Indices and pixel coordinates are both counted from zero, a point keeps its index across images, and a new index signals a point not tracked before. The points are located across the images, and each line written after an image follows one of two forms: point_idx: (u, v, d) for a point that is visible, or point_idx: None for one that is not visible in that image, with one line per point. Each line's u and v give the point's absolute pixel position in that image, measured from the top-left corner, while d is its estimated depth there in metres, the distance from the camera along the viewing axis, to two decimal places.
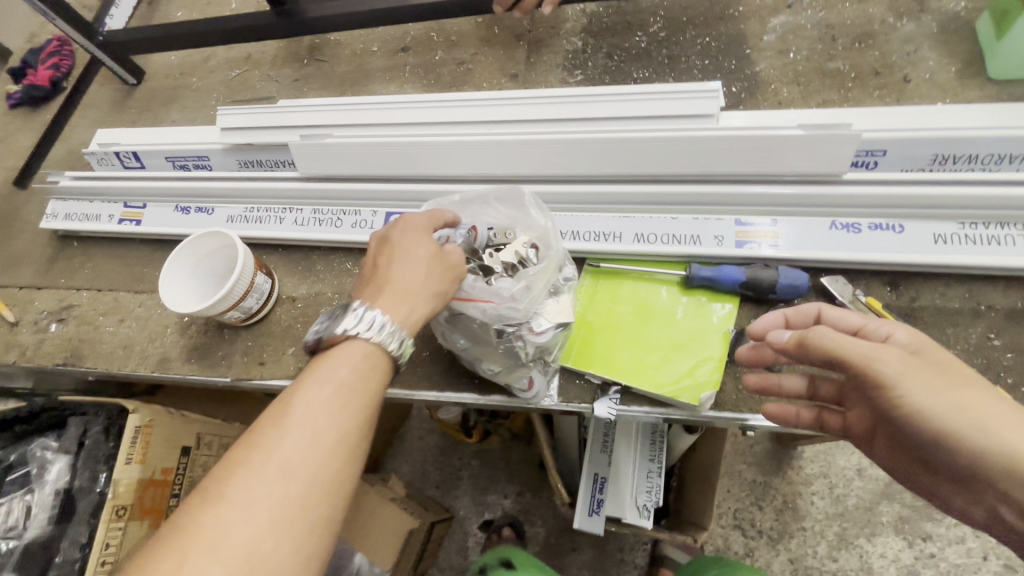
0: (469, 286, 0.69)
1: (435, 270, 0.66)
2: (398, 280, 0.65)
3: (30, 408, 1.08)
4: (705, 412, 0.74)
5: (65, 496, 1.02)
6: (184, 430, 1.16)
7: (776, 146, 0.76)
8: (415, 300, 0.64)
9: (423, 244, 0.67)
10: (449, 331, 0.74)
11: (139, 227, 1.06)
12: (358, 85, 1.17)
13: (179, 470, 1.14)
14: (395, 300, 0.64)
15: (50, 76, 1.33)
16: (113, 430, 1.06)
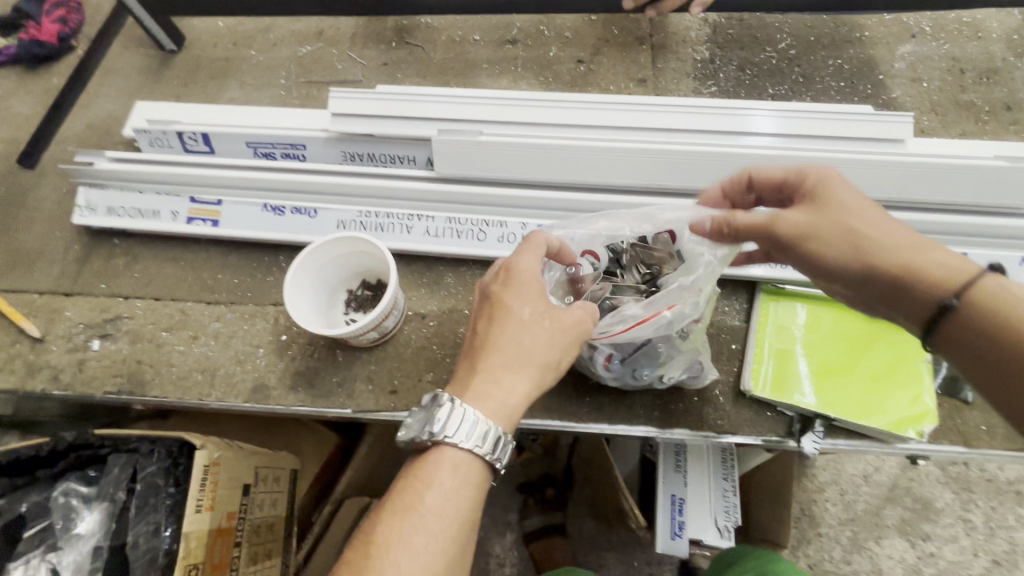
0: (634, 308, 0.61)
1: (555, 338, 0.58)
2: (525, 349, 0.57)
3: (55, 445, 0.86)
4: (909, 445, 0.73)
5: (116, 553, 0.82)
6: (246, 466, 0.98)
7: (972, 177, 0.76)
8: (546, 373, 0.58)
9: (548, 302, 0.60)
10: (632, 362, 0.69)
11: (217, 228, 0.87)
12: (462, 76, 1.05)
13: (240, 513, 0.96)
14: (525, 375, 0.57)
15: (58, 32, 1.08)
16: (174, 470, 0.87)
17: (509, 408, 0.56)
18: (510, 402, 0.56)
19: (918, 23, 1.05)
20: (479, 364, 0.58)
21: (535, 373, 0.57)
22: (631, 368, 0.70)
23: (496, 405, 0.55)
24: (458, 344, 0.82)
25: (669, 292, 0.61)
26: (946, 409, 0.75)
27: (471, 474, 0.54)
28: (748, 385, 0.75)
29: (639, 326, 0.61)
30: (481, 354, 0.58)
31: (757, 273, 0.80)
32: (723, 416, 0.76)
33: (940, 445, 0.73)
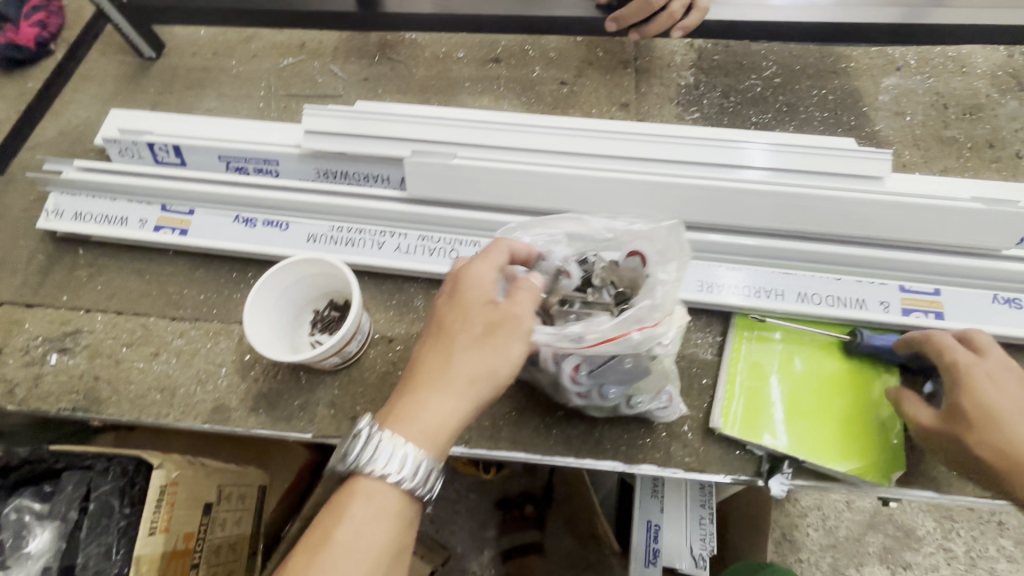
0: (602, 325, 0.57)
1: (489, 341, 0.54)
2: (450, 365, 0.53)
3: (7, 460, 0.84)
4: (880, 488, 0.71)
5: (66, 574, 0.79)
6: (207, 483, 0.96)
7: (947, 218, 0.75)
8: (476, 388, 0.53)
9: (479, 311, 0.55)
10: (596, 387, 0.63)
11: (184, 237, 0.85)
12: (444, 94, 1.04)
13: (199, 533, 0.94)
14: (445, 393, 0.52)
15: (35, 36, 1.06)
16: (131, 491, 0.85)
17: (427, 431, 0.52)
18: (428, 423, 0.52)
19: (904, 56, 1.05)
20: (409, 382, 0.55)
21: (460, 389, 0.53)
22: (599, 383, 0.63)
23: (413, 429, 0.52)
24: None
25: (638, 311, 0.58)
26: (917, 451, 0.74)
27: (399, 508, 0.52)
28: (718, 425, 0.73)
29: (607, 345, 0.57)
30: (414, 371, 0.55)
31: (732, 302, 0.78)
32: (691, 452, 0.74)
33: (910, 488, 0.72)
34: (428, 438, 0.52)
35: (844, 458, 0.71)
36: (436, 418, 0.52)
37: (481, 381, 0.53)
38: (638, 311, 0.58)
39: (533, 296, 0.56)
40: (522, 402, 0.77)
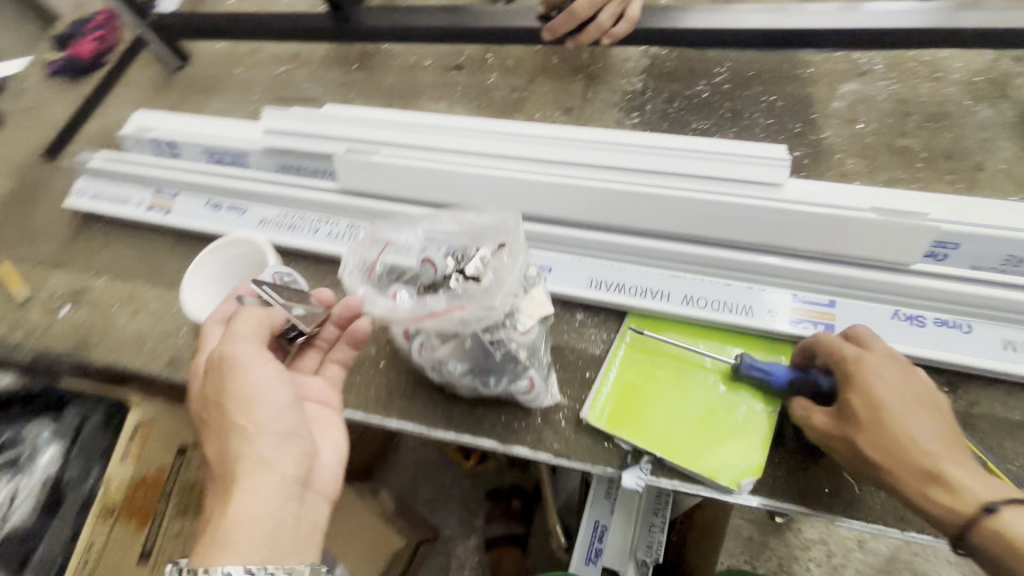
0: (430, 301, 0.64)
1: (224, 448, 0.62)
2: (226, 453, 0.61)
3: (30, 390, 1.04)
4: (740, 496, 0.70)
5: (54, 487, 0.98)
6: (190, 427, 1.06)
7: (843, 228, 0.73)
8: (250, 446, 0.60)
9: (215, 384, 0.64)
10: (441, 362, 0.72)
11: (166, 216, 1.02)
12: (407, 99, 1.14)
13: (176, 468, 1.03)
14: (235, 483, 0.59)
15: (94, 49, 1.31)
16: (111, 424, 1.01)
17: (247, 518, 0.58)
18: (244, 514, 0.58)
19: (870, 61, 0.99)
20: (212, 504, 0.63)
21: (244, 463, 0.60)
22: (441, 360, 0.72)
23: (235, 531, 0.57)
24: None
25: (465, 293, 0.64)
26: (791, 464, 0.72)
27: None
28: (588, 416, 0.76)
29: (431, 319, 0.63)
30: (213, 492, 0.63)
31: (618, 301, 0.81)
32: (562, 439, 0.77)
33: (776, 500, 0.71)
34: (251, 517, 0.58)
35: (709, 461, 0.71)
36: (246, 504, 0.58)
37: (250, 436, 0.61)
38: (467, 291, 0.64)
39: (261, 316, 0.67)
40: (417, 379, 0.85)
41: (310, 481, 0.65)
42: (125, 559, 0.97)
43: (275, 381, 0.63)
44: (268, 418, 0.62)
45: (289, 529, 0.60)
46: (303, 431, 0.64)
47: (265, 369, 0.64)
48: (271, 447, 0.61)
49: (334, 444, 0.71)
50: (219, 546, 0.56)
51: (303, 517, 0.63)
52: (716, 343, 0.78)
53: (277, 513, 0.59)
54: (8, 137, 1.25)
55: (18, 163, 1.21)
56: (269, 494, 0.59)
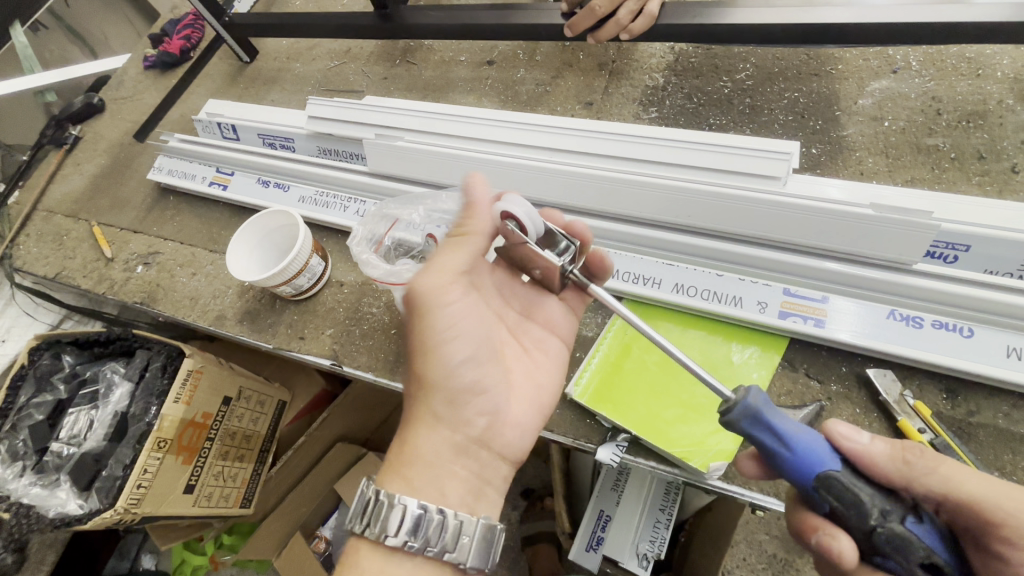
0: (425, 269, 0.74)
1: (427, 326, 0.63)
2: (413, 392, 0.64)
3: (107, 332, 1.06)
4: (712, 480, 0.72)
5: (120, 421, 0.99)
6: (230, 379, 1.13)
7: (839, 224, 0.72)
8: (435, 387, 0.62)
9: (409, 319, 0.66)
10: None
11: (224, 191, 1.17)
12: (440, 91, 1.22)
13: (218, 416, 1.11)
14: (415, 422, 0.62)
15: (182, 46, 1.49)
16: (170, 368, 1.04)
17: (422, 456, 0.60)
18: (419, 454, 0.60)
19: (905, 57, 0.96)
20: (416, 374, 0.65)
21: (423, 410, 0.62)
22: None
23: (411, 468, 0.59)
24: (360, 310, 0.99)
25: None
26: None
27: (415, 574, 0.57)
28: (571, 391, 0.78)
29: None
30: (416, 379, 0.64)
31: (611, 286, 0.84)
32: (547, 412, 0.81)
33: (748, 490, 0.74)
34: (428, 459, 0.60)
35: (682, 446, 0.73)
36: (422, 442, 0.61)
37: (425, 383, 0.63)
38: None
39: (449, 247, 0.65)
40: None
41: (492, 438, 0.63)
42: (171, 489, 1.02)
43: (456, 328, 0.63)
44: (448, 370, 0.62)
45: (461, 494, 0.60)
46: (482, 387, 0.63)
47: (446, 311, 0.63)
48: (446, 400, 0.62)
49: (536, 400, 0.68)
50: (403, 474, 0.59)
51: (480, 475, 0.62)
52: (704, 333, 0.79)
53: (449, 462, 0.60)
54: (108, 121, 1.46)
55: (115, 143, 1.41)
56: (443, 444, 0.60)
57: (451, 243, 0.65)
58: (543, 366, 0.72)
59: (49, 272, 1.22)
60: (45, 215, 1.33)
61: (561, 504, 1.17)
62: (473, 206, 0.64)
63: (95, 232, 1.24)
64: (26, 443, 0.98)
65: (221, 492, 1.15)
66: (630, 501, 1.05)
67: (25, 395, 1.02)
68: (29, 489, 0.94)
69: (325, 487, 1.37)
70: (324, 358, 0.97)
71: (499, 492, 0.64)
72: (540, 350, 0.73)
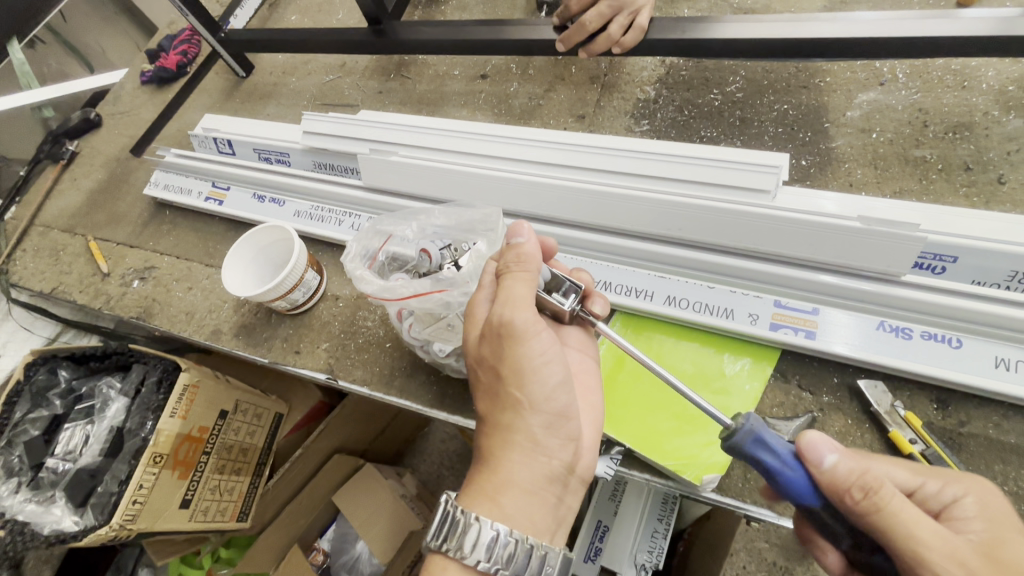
0: (417, 284, 0.74)
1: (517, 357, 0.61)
2: (502, 417, 0.62)
3: (103, 348, 1.06)
4: (706, 492, 0.73)
5: (116, 436, 0.99)
6: (226, 393, 1.13)
7: (827, 236, 0.73)
8: (535, 417, 0.60)
9: (491, 347, 0.63)
10: (427, 343, 0.82)
11: (220, 206, 1.18)
12: (434, 105, 1.23)
13: (214, 430, 1.11)
14: (509, 446, 0.60)
15: (178, 61, 1.51)
16: (166, 383, 1.04)
17: (518, 483, 0.59)
18: (514, 479, 0.59)
19: (892, 70, 0.98)
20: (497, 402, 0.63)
21: (518, 435, 0.60)
22: (427, 340, 0.81)
23: (504, 493, 0.58)
24: (355, 324, 0.99)
25: (448, 277, 0.74)
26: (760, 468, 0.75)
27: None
28: None
29: (418, 298, 0.73)
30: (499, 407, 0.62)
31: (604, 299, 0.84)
32: None
33: (741, 502, 0.74)
34: (524, 487, 0.59)
35: (677, 458, 0.73)
36: (520, 467, 0.59)
37: (523, 409, 0.61)
38: (449, 275, 0.74)
39: (523, 277, 0.63)
40: (416, 361, 0.93)
41: (577, 462, 0.63)
42: (167, 504, 1.02)
43: (550, 356, 0.61)
44: (546, 396, 0.61)
45: (548, 517, 0.60)
46: (573, 412, 0.62)
47: (542, 341, 0.61)
48: (542, 425, 0.61)
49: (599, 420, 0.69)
50: (496, 501, 0.58)
51: (564, 499, 0.62)
52: (698, 345, 0.79)
53: (542, 487, 0.60)
54: (105, 136, 1.47)
55: (112, 157, 1.42)
56: (540, 470, 0.59)
57: (521, 272, 0.63)
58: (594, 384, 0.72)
59: (46, 288, 1.23)
60: (42, 230, 1.33)
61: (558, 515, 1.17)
62: (522, 247, 0.65)
63: (91, 247, 1.25)
64: (22, 458, 0.99)
65: (217, 506, 1.15)
66: (628, 511, 1.05)
67: (20, 411, 1.02)
68: (23, 506, 0.94)
69: (323, 498, 1.38)
70: (319, 372, 0.97)
71: (573, 509, 0.65)
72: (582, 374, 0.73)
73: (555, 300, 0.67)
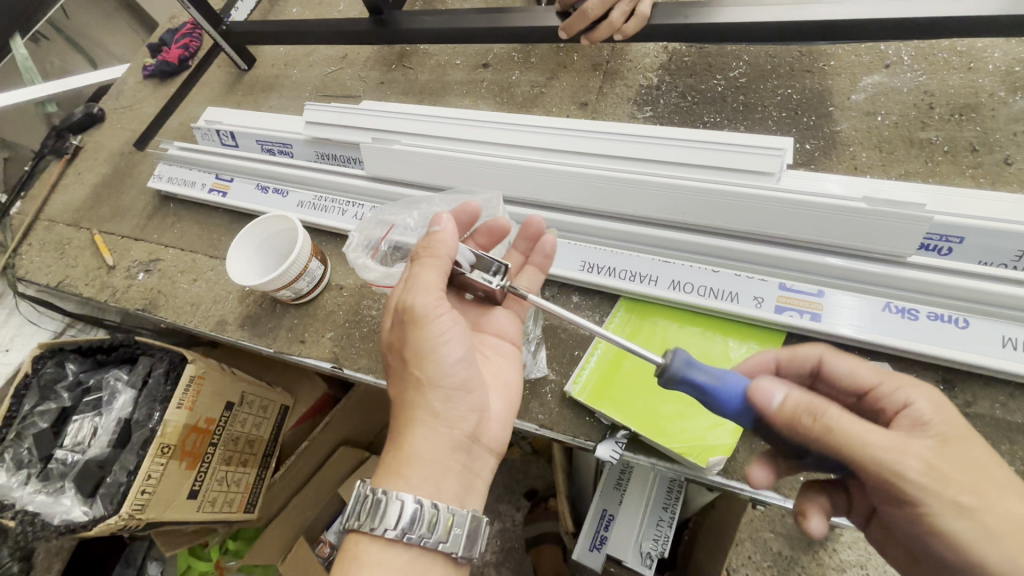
0: None
1: (416, 335, 0.61)
2: (405, 396, 0.62)
3: (109, 340, 1.06)
4: (712, 474, 0.73)
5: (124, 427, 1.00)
6: (231, 384, 1.13)
7: (833, 217, 0.73)
8: (434, 390, 0.60)
9: (398, 332, 0.63)
10: None
11: (223, 198, 1.18)
12: (437, 95, 1.23)
13: (220, 422, 1.11)
14: (410, 422, 0.60)
15: (180, 55, 1.51)
16: (173, 374, 1.04)
17: (421, 455, 0.58)
18: (419, 453, 0.58)
19: (897, 52, 0.97)
20: (401, 382, 0.63)
21: (419, 410, 0.60)
22: None
23: (410, 465, 0.58)
24: (359, 313, 0.99)
25: None
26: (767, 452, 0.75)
27: (412, 566, 0.56)
28: (571, 389, 0.79)
29: None
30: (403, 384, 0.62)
31: (608, 283, 0.84)
32: (546, 411, 0.81)
33: (748, 484, 0.74)
34: (428, 459, 0.58)
35: (683, 442, 0.73)
36: (420, 441, 0.59)
37: (423, 386, 0.60)
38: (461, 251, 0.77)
39: (432, 265, 0.63)
40: None
41: (480, 433, 0.64)
42: (176, 493, 1.02)
43: (451, 335, 0.62)
44: (445, 371, 0.61)
45: (455, 488, 0.60)
46: (474, 386, 0.63)
47: (444, 321, 0.62)
48: (441, 400, 0.61)
49: (504, 396, 0.71)
50: (400, 474, 0.58)
51: (471, 469, 0.63)
52: (703, 330, 0.79)
53: (446, 457, 0.60)
54: (109, 131, 1.47)
55: (115, 152, 1.43)
56: (442, 441, 0.59)
57: (431, 260, 0.63)
58: (504, 367, 0.74)
59: (52, 281, 1.23)
60: (47, 224, 1.34)
61: (563, 504, 1.17)
62: (437, 235, 0.64)
63: (97, 240, 1.25)
64: (31, 450, 0.99)
65: (225, 497, 1.15)
66: (633, 500, 1.05)
67: (29, 403, 1.03)
68: (33, 497, 0.94)
69: (330, 490, 1.36)
70: (324, 362, 0.98)
71: (484, 480, 0.65)
72: (498, 355, 0.75)
73: (482, 278, 0.71)
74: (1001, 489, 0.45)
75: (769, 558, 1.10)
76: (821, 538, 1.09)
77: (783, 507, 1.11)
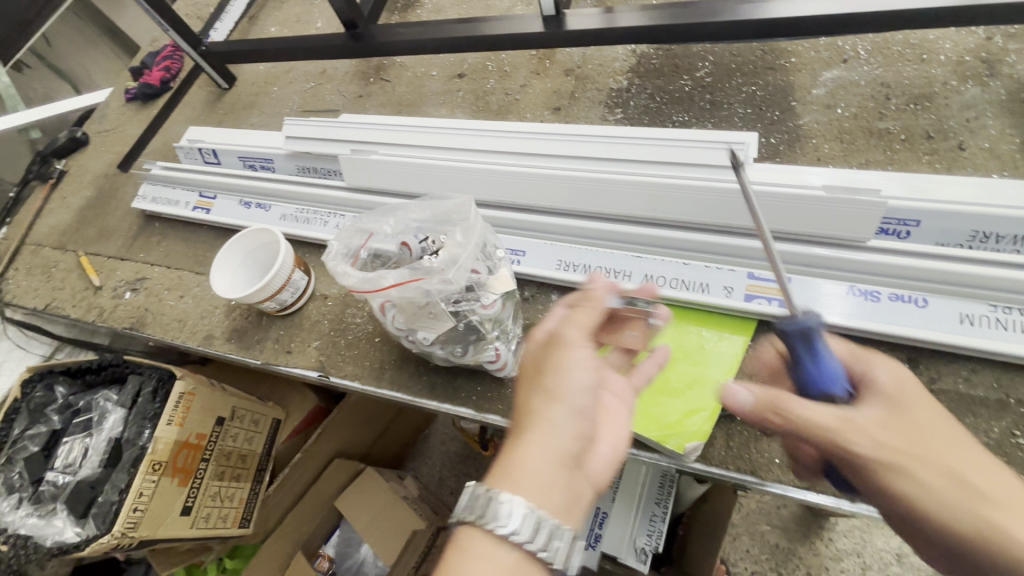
0: (400, 275, 0.74)
1: (559, 358, 0.58)
2: (521, 412, 0.57)
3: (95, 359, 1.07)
4: (691, 462, 0.74)
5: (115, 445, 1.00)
6: (222, 399, 1.14)
7: (795, 207, 0.76)
8: (550, 401, 0.56)
9: (539, 358, 0.61)
10: (411, 334, 0.82)
11: (207, 214, 1.20)
12: (414, 105, 1.26)
13: (211, 437, 1.12)
14: (524, 432, 0.54)
15: (161, 77, 1.53)
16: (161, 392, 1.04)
17: (533, 464, 0.52)
18: (529, 461, 0.53)
19: (854, 47, 1.01)
20: (522, 404, 0.58)
21: (538, 421, 0.55)
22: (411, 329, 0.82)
23: (519, 471, 0.52)
24: (344, 321, 1.01)
25: (426, 266, 0.75)
26: (744, 436, 0.75)
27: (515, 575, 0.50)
28: None
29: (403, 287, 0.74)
30: (519, 406, 0.58)
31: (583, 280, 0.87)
32: None
33: (725, 469, 0.74)
34: (537, 468, 0.52)
35: (658, 429, 0.74)
36: (534, 451, 0.53)
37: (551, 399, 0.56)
38: (427, 265, 0.75)
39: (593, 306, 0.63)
40: (405, 351, 0.95)
41: (590, 456, 0.57)
42: (168, 511, 1.02)
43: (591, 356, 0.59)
44: (581, 386, 0.57)
45: (562, 504, 0.52)
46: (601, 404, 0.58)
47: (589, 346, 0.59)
48: (569, 416, 0.55)
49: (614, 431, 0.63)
50: (507, 479, 0.52)
51: (579, 492, 0.54)
52: (676, 322, 0.81)
53: (555, 470, 0.53)
54: (93, 154, 1.49)
55: (100, 174, 1.44)
56: (554, 452, 0.53)
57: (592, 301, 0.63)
58: None
59: (40, 304, 1.24)
60: (34, 248, 1.35)
61: None
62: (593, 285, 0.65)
63: (83, 262, 1.26)
64: (22, 474, 0.99)
65: (219, 512, 1.15)
66: (625, 497, 1.06)
67: (19, 427, 1.03)
68: (25, 520, 0.95)
69: (323, 505, 1.37)
70: (310, 370, 0.99)
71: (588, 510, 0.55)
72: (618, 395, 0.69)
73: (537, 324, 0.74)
74: (932, 460, 0.51)
75: (765, 551, 1.11)
76: (815, 529, 1.10)
77: (775, 499, 1.12)
